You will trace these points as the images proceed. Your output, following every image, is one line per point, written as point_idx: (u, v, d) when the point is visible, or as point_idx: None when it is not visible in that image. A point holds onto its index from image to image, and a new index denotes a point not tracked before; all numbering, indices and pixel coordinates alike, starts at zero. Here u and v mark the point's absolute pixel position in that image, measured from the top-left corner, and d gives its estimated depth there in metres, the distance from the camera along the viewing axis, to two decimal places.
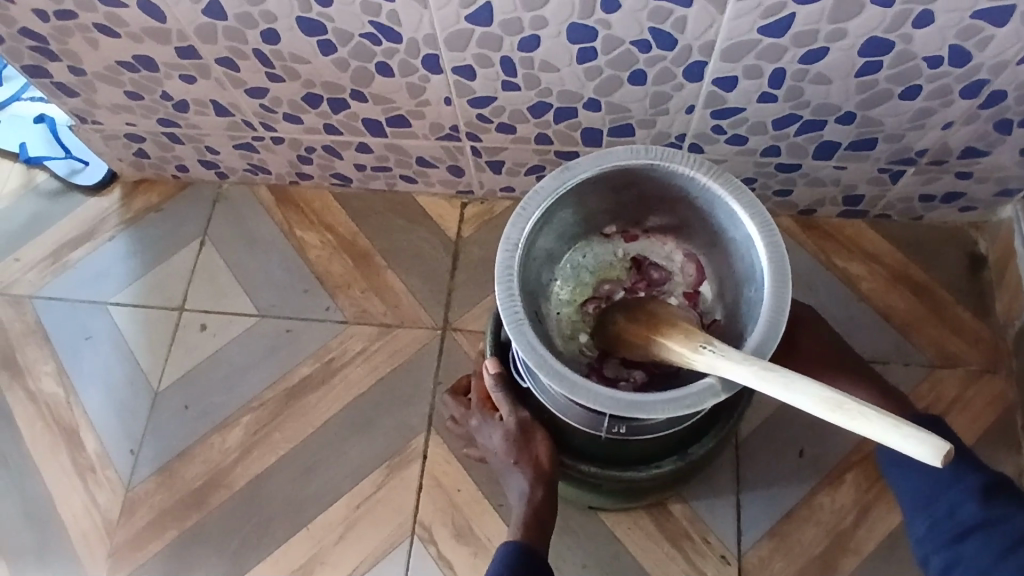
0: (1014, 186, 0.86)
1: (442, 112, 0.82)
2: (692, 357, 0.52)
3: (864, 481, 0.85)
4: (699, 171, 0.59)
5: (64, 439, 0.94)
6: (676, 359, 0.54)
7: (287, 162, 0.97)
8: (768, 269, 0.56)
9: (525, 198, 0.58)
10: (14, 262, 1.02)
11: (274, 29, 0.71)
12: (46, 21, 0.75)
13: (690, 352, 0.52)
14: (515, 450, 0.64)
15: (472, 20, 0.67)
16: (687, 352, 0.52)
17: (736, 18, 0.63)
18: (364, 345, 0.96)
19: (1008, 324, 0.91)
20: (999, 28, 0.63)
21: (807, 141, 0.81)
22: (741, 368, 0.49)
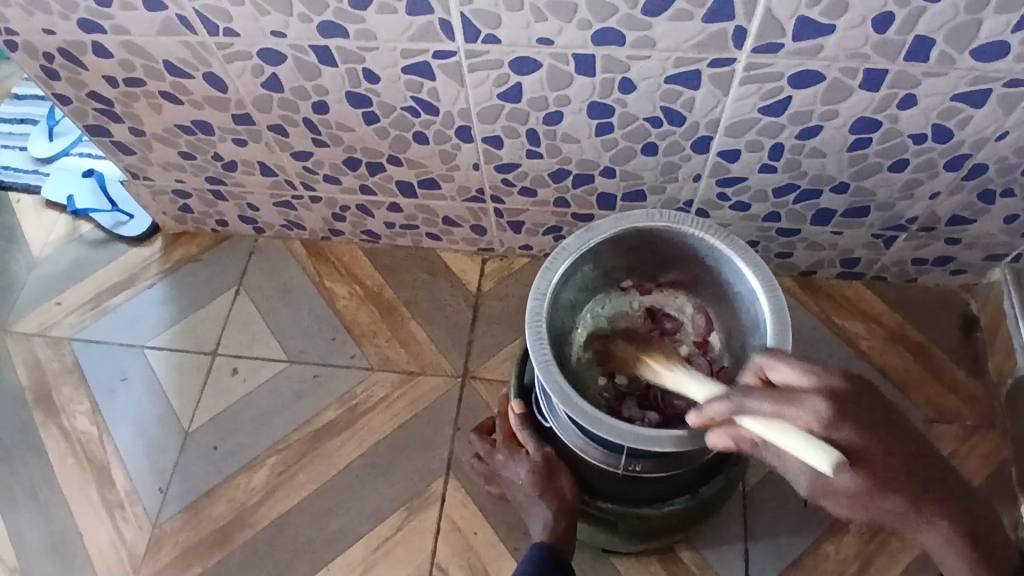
0: (1001, 251, 0.93)
1: (470, 176, 0.90)
2: (666, 376, 0.63)
3: (867, 532, 0.88)
4: (708, 232, 0.65)
5: (95, 475, 0.98)
6: (655, 377, 0.64)
7: (322, 219, 1.05)
8: (770, 321, 0.61)
9: (552, 253, 0.65)
10: (56, 305, 1.09)
11: (325, 101, 0.80)
12: (117, 88, 0.83)
13: (664, 370, 0.63)
14: (540, 483, 0.69)
15: (503, 97, 0.75)
16: (663, 371, 0.63)
17: (739, 99, 0.71)
18: (387, 391, 1.00)
19: (1001, 381, 0.96)
20: (977, 109, 0.70)
21: (804, 208, 0.88)
22: (703, 388, 0.59)
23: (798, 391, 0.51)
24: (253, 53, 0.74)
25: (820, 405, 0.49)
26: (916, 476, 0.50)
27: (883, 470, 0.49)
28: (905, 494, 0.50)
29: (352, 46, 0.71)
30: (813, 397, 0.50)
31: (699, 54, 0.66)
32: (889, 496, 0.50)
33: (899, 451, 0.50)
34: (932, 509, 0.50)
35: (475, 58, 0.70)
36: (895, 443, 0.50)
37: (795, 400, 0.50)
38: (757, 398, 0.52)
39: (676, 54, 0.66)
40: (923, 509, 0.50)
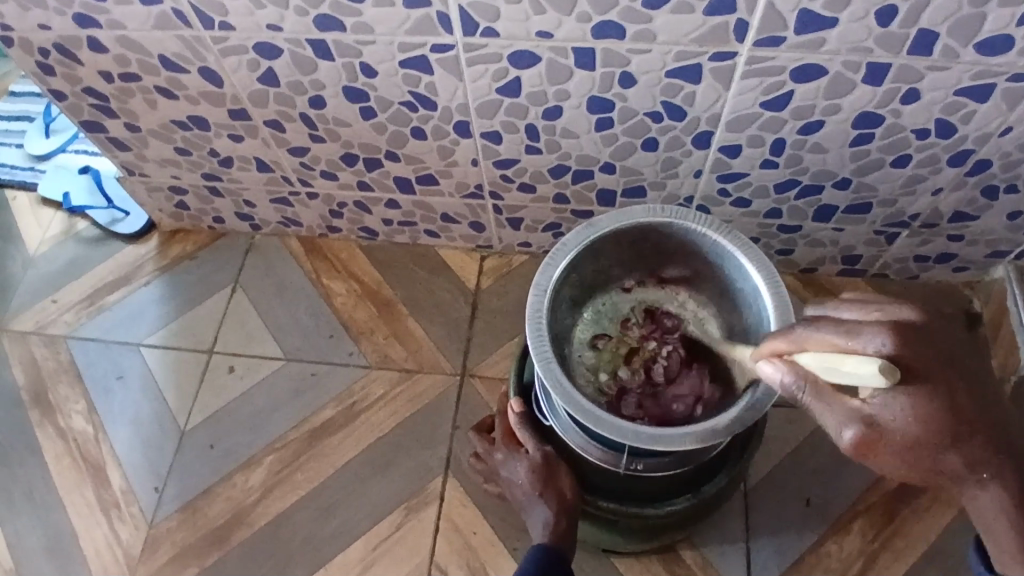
0: (1004, 247, 0.92)
1: (469, 172, 0.89)
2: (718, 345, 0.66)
3: (870, 531, 0.87)
4: (710, 228, 0.65)
5: (91, 475, 0.97)
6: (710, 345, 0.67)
7: (319, 216, 1.04)
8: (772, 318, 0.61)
9: (553, 249, 0.64)
10: (51, 303, 1.08)
11: (321, 95, 0.79)
12: (111, 83, 0.82)
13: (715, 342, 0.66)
14: (540, 481, 0.68)
15: (502, 92, 0.74)
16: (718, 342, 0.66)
17: (740, 94, 0.70)
18: (386, 389, 0.99)
19: (1004, 379, 0.95)
20: (981, 104, 0.69)
21: (806, 204, 0.87)
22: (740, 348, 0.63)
23: (859, 324, 0.48)
24: (249, 47, 0.73)
25: (885, 340, 0.47)
26: (982, 437, 0.50)
27: (952, 426, 0.49)
28: (967, 455, 0.50)
29: (349, 40, 0.70)
30: (876, 331, 0.47)
31: (700, 47, 0.65)
32: (950, 454, 0.49)
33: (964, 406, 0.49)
34: (989, 473, 0.51)
35: (474, 52, 0.69)
36: (959, 396, 0.49)
37: (856, 330, 0.48)
38: (814, 329, 0.50)
39: (677, 47, 0.65)
40: (980, 472, 0.51)
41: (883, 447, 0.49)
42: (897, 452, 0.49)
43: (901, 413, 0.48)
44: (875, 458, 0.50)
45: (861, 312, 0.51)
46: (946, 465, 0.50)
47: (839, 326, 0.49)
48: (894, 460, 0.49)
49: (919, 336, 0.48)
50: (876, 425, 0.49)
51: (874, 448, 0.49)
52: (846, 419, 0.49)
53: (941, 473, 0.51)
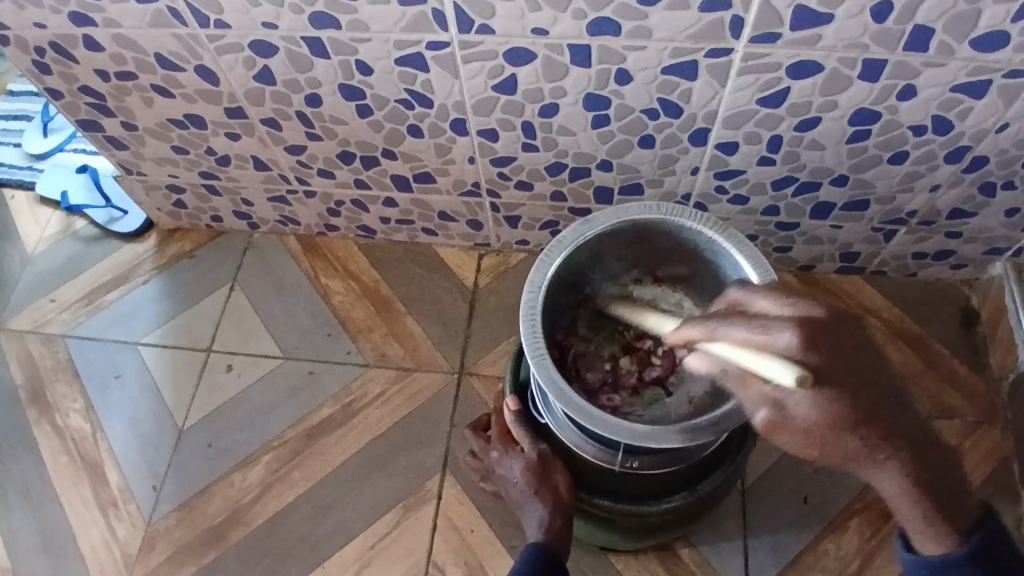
0: (1002, 245, 0.92)
1: (466, 170, 0.89)
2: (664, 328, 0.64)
3: (867, 529, 0.87)
4: (705, 225, 0.65)
5: (88, 474, 0.97)
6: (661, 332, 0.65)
7: (317, 215, 1.04)
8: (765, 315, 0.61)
9: (548, 245, 0.65)
10: (49, 302, 1.08)
11: (317, 93, 0.79)
12: (108, 81, 0.82)
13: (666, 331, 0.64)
14: (535, 480, 0.69)
15: (498, 89, 0.74)
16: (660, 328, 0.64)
17: (737, 90, 0.70)
18: (383, 388, 0.99)
19: (1002, 377, 0.95)
20: (977, 101, 0.69)
21: (803, 202, 0.87)
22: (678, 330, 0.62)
23: (771, 319, 0.44)
24: (244, 45, 0.73)
25: (793, 337, 0.42)
26: (874, 431, 0.46)
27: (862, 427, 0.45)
28: (876, 444, 0.46)
29: (345, 38, 0.70)
30: (786, 326, 0.43)
31: (696, 44, 0.65)
32: (851, 442, 0.45)
33: (866, 393, 0.44)
34: (887, 452, 0.47)
35: (469, 49, 0.69)
36: (863, 387, 0.44)
37: (770, 328, 0.44)
38: (730, 323, 0.45)
39: (672, 44, 0.65)
40: (877, 452, 0.47)
41: (789, 432, 0.45)
42: (799, 435, 0.44)
43: (807, 405, 0.43)
44: (779, 440, 0.46)
45: (775, 305, 0.47)
46: (847, 452, 0.46)
47: (753, 323, 0.45)
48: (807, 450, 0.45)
49: (826, 332, 0.43)
50: (783, 414, 0.44)
51: (778, 434, 0.45)
52: (755, 403, 0.45)
53: (839, 458, 0.46)
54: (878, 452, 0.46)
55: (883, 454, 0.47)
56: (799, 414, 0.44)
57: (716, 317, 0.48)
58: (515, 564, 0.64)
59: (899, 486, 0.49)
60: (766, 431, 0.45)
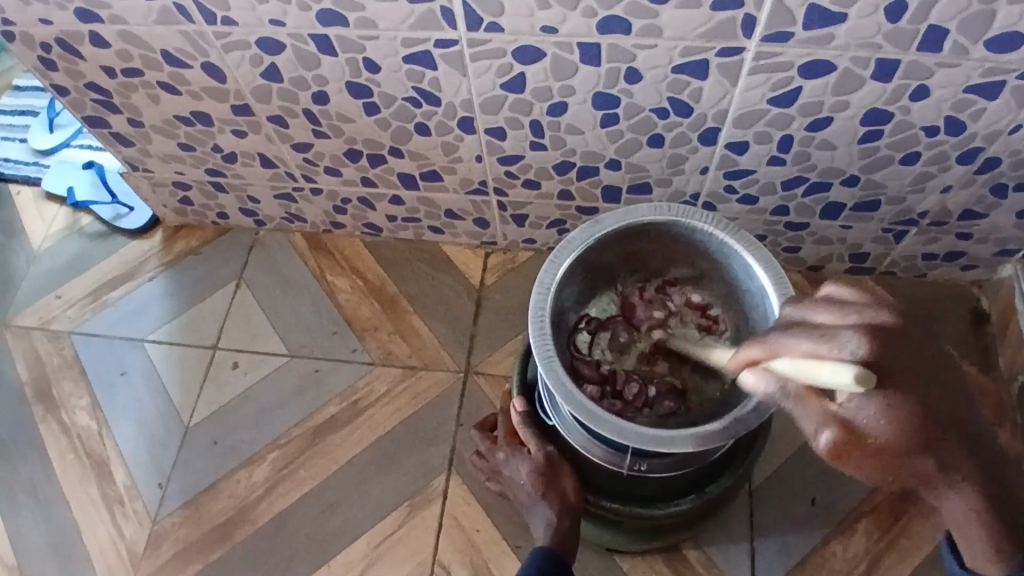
0: (1014, 246, 0.91)
1: (473, 168, 0.88)
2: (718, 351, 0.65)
3: (875, 531, 0.87)
4: (716, 227, 0.64)
5: (94, 471, 0.98)
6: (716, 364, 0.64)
7: (323, 212, 1.04)
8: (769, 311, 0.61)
9: (557, 247, 0.64)
10: (56, 299, 1.08)
11: (324, 91, 0.78)
12: (114, 78, 0.82)
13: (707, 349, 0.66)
14: (542, 483, 0.68)
15: (506, 87, 0.74)
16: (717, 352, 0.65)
17: (748, 89, 0.70)
18: (389, 386, 0.99)
19: (1012, 379, 0.95)
20: (990, 101, 0.68)
21: (814, 202, 0.86)
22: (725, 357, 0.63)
23: (833, 327, 0.44)
24: (251, 42, 0.73)
25: (860, 345, 0.42)
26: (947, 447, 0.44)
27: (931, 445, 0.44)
28: (938, 461, 0.44)
29: (352, 35, 0.69)
30: (850, 334, 0.43)
31: (706, 43, 0.64)
32: (925, 462, 0.44)
33: (942, 408, 0.43)
34: (964, 478, 0.45)
35: (477, 47, 0.69)
36: (935, 400, 0.43)
37: (829, 337, 0.43)
38: (789, 336, 0.46)
39: (683, 43, 0.65)
40: (954, 477, 0.45)
41: (857, 452, 0.45)
42: (869, 453, 0.44)
43: (875, 417, 0.43)
44: (847, 460, 0.46)
45: (836, 315, 0.45)
46: (919, 470, 0.45)
47: (814, 333, 0.45)
48: (875, 469, 0.45)
49: (895, 339, 0.42)
50: (852, 429, 0.45)
51: (847, 451, 0.46)
52: (821, 421, 0.46)
53: (911, 477, 0.46)
54: (952, 475, 0.45)
55: (960, 480, 0.45)
56: (866, 428, 0.44)
57: (778, 332, 0.48)
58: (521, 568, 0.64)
59: (978, 519, 0.46)
60: (834, 450, 0.46)
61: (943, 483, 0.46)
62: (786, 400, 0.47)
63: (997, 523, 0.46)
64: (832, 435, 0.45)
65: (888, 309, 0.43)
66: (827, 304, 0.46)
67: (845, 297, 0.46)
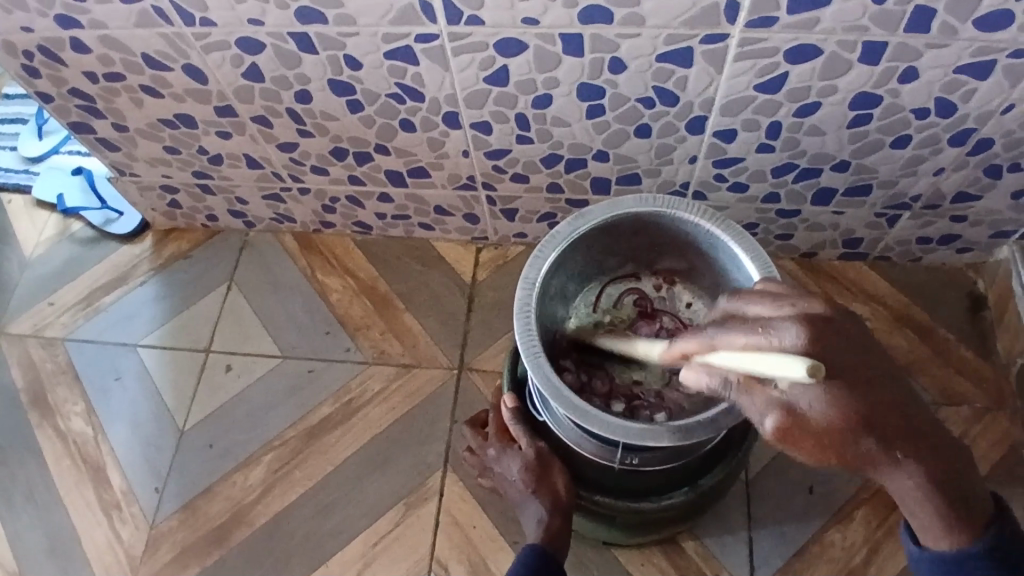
0: (1009, 228, 0.90)
1: (460, 163, 0.87)
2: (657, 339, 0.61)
3: (873, 519, 0.86)
4: (702, 217, 0.64)
5: (91, 476, 0.97)
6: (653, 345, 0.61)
7: (312, 212, 1.03)
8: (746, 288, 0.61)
9: (542, 241, 0.64)
10: (48, 305, 1.07)
11: (307, 90, 0.77)
12: (95, 82, 0.81)
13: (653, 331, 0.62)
14: (534, 479, 0.68)
15: (490, 81, 0.73)
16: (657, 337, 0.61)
17: (734, 76, 0.69)
18: (383, 385, 0.99)
19: (1010, 363, 0.94)
20: (982, 81, 0.67)
21: (805, 188, 0.85)
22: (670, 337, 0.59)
23: (769, 320, 0.44)
24: (231, 43, 0.72)
25: (797, 334, 0.42)
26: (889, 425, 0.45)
27: (874, 426, 0.45)
28: (884, 442, 0.45)
29: (332, 33, 0.69)
30: (786, 324, 0.43)
31: (690, 30, 0.63)
32: (867, 441, 0.45)
33: (874, 383, 0.45)
34: (903, 450, 0.46)
35: (459, 41, 0.68)
36: (873, 383, 0.45)
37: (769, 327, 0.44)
38: (729, 331, 0.45)
39: (666, 31, 0.64)
40: (894, 450, 0.46)
41: (803, 435, 0.44)
42: (813, 437, 0.44)
43: (816, 401, 0.43)
44: (793, 445, 0.45)
45: (772, 307, 0.47)
46: (863, 451, 0.45)
47: (752, 327, 0.44)
48: (816, 451, 0.45)
49: (830, 325, 0.44)
50: (794, 415, 0.44)
51: (793, 435, 0.45)
52: (765, 408, 0.44)
53: (856, 459, 0.46)
54: (894, 453, 0.46)
55: (899, 452, 0.46)
56: (811, 414, 0.44)
57: (714, 326, 0.47)
58: (512, 565, 0.64)
59: (919, 486, 0.48)
60: (778, 435, 0.45)
61: (886, 458, 0.46)
62: (727, 393, 0.45)
63: (930, 488, 0.48)
64: (777, 421, 0.44)
65: (819, 300, 0.46)
66: (761, 298, 0.48)
67: (773, 291, 0.49)
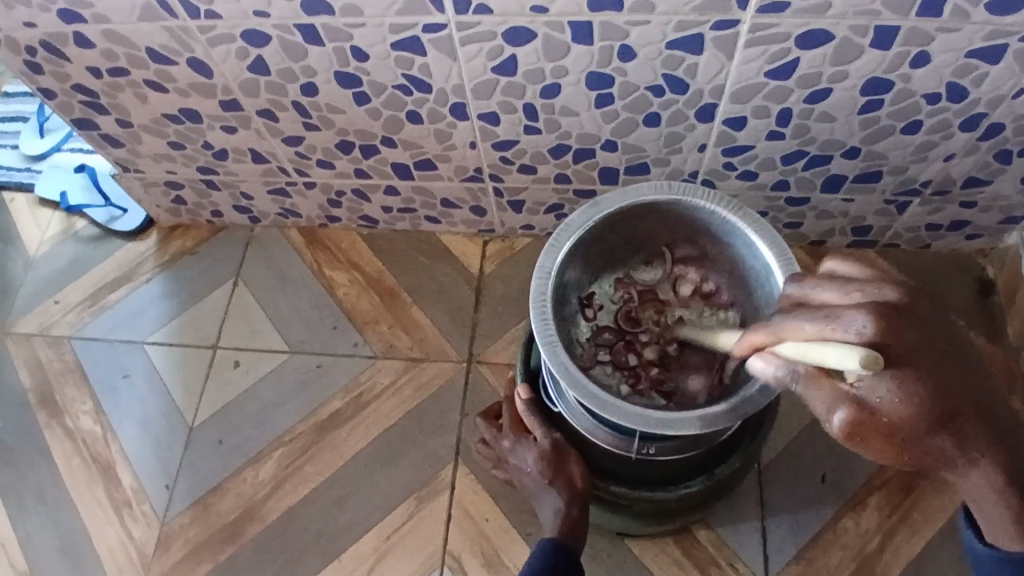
0: (1019, 213, 0.90)
1: (467, 155, 0.87)
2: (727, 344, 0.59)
3: (886, 505, 0.86)
4: (718, 204, 0.63)
5: (101, 475, 0.97)
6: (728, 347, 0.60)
7: (318, 206, 1.03)
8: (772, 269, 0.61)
9: (557, 230, 0.63)
10: (54, 304, 1.07)
11: (313, 82, 0.77)
12: (99, 78, 0.80)
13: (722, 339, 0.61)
14: (549, 470, 0.68)
15: (498, 71, 0.72)
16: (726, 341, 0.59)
17: (744, 63, 0.68)
18: (391, 379, 0.99)
19: (1021, 348, 0.94)
20: (993, 65, 0.67)
21: (814, 175, 0.85)
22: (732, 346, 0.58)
23: (836, 308, 0.41)
24: (236, 36, 0.71)
25: (866, 321, 0.40)
26: (966, 419, 0.41)
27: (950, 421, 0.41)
28: (956, 434, 0.41)
29: (338, 24, 0.68)
30: (855, 311, 0.40)
31: (701, 16, 0.63)
32: (941, 440, 0.41)
33: (947, 377, 0.41)
34: (983, 450, 0.42)
35: (466, 30, 0.67)
36: (943, 371, 0.41)
37: (835, 315, 0.41)
38: (794, 319, 0.43)
39: (676, 17, 0.63)
40: (969, 449, 0.42)
41: (873, 432, 0.41)
42: (881, 435, 0.41)
43: (890, 396, 0.40)
44: (862, 443, 0.42)
45: (841, 292, 0.44)
46: (934, 447, 0.42)
47: (819, 314, 0.42)
48: (886, 447, 0.42)
49: (901, 313, 0.40)
50: (866, 410, 0.41)
51: (863, 431, 0.42)
52: (832, 402, 0.42)
53: (928, 461, 0.43)
54: (969, 449, 0.42)
55: (974, 449, 0.42)
56: (882, 408, 0.41)
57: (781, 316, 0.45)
58: (528, 557, 0.64)
59: (993, 489, 0.44)
60: (847, 433, 0.42)
61: (961, 457, 0.42)
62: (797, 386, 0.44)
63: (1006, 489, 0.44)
64: (847, 416, 0.42)
65: (894, 285, 0.42)
66: (827, 282, 0.45)
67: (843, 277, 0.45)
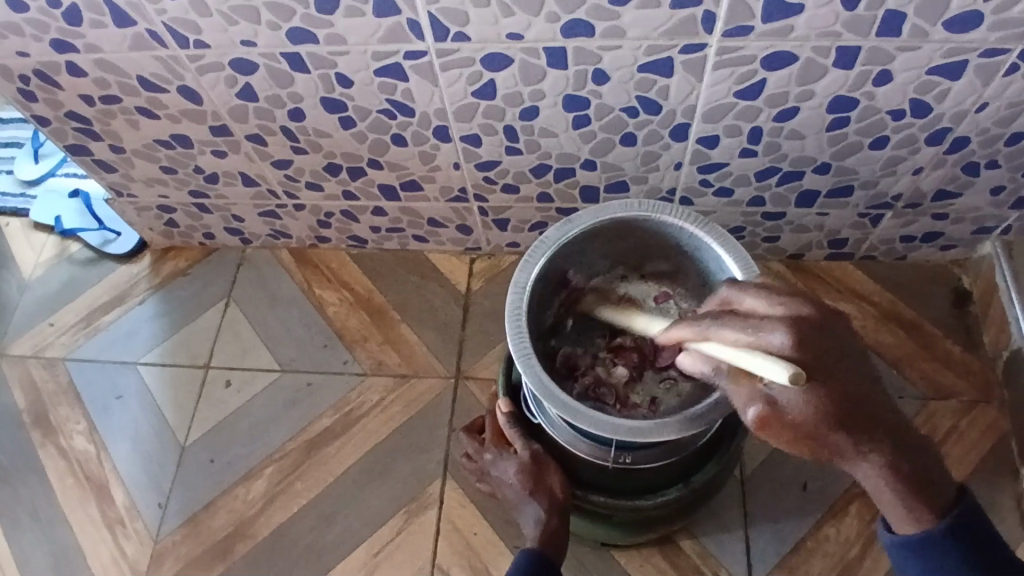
0: (990, 224, 0.92)
1: (451, 176, 0.89)
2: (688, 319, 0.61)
3: (868, 512, 0.88)
4: (686, 220, 0.66)
5: (94, 494, 0.98)
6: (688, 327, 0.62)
7: (308, 227, 1.05)
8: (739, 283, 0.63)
9: (531, 247, 0.66)
10: (48, 325, 1.08)
11: (300, 108, 0.79)
12: (91, 105, 0.83)
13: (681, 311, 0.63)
14: (530, 481, 0.69)
15: (478, 95, 0.75)
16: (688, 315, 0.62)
17: (713, 84, 0.71)
18: (380, 396, 1.00)
19: (996, 354, 0.96)
20: (954, 82, 0.70)
21: (788, 190, 0.87)
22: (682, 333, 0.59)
23: (762, 320, 0.47)
24: (224, 63, 0.74)
25: (784, 337, 0.45)
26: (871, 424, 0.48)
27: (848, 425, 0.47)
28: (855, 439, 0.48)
29: (323, 51, 0.71)
30: (776, 327, 0.46)
31: (670, 40, 0.66)
32: (839, 436, 0.48)
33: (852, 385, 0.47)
34: (875, 446, 0.49)
35: (447, 56, 0.70)
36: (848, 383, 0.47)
37: (760, 327, 0.46)
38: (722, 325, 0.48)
39: (647, 42, 0.66)
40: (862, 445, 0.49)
41: (782, 426, 0.46)
42: (789, 431, 0.47)
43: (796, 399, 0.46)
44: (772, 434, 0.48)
45: (765, 304, 0.50)
46: (834, 446, 0.48)
47: (744, 324, 0.47)
48: (793, 441, 0.47)
49: (816, 327, 0.46)
50: (775, 407, 0.46)
51: (773, 425, 0.47)
52: (748, 399, 0.48)
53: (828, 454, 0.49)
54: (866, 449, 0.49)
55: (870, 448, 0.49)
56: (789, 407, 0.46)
57: (707, 318, 0.50)
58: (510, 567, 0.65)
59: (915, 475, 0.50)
60: (760, 424, 0.47)
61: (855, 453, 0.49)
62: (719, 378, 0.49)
63: (904, 481, 0.51)
64: (758, 413, 0.47)
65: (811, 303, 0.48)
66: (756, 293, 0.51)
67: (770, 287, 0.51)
